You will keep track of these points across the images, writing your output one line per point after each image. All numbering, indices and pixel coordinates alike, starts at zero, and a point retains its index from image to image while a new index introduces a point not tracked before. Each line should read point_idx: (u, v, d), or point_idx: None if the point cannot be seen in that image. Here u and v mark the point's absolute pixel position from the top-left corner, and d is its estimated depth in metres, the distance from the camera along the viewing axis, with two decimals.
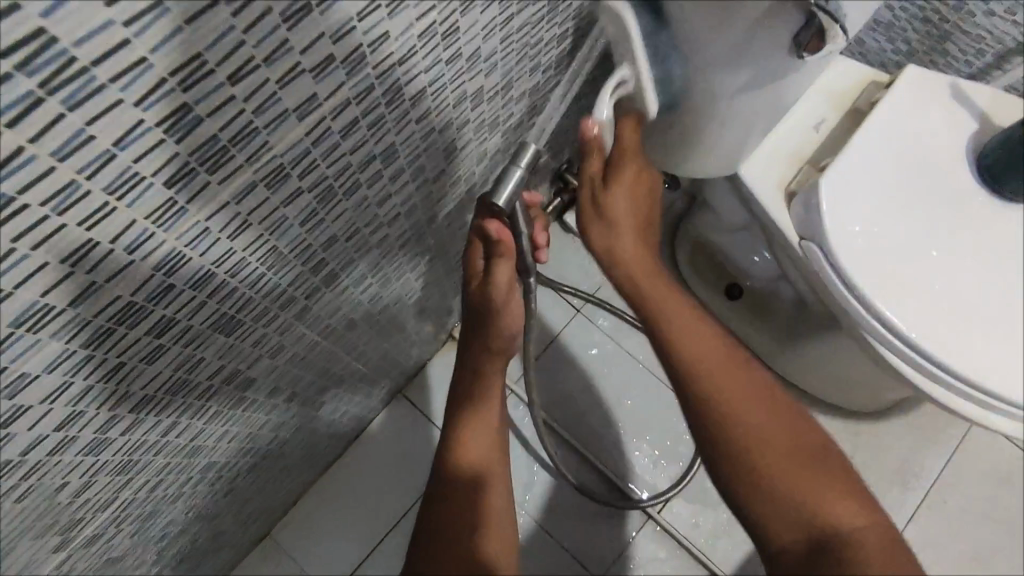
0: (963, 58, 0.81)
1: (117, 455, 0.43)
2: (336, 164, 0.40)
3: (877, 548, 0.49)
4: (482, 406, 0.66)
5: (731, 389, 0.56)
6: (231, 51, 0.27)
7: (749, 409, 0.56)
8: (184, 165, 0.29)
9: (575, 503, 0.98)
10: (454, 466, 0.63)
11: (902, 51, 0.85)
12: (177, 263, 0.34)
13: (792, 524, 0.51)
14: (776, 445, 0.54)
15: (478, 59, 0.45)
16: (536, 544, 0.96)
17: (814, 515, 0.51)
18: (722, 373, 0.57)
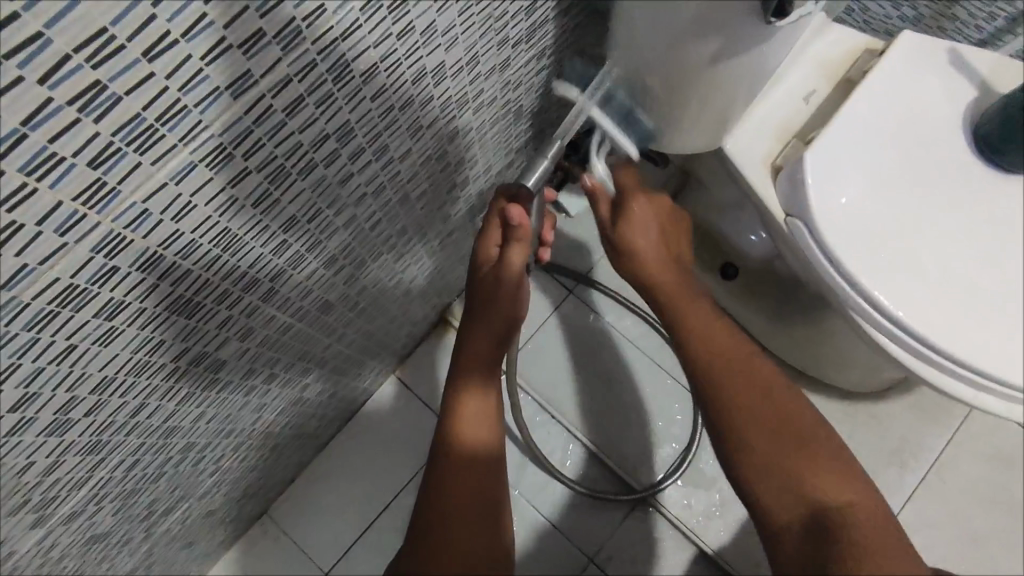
0: (974, 23, 0.77)
1: (84, 437, 0.44)
2: (285, 143, 0.40)
3: (866, 524, 0.52)
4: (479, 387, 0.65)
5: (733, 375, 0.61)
6: (141, 26, 0.26)
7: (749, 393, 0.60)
8: (108, 145, 0.29)
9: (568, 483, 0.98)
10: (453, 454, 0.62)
11: (909, 17, 0.80)
12: (119, 245, 0.34)
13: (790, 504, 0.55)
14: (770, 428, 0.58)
15: (434, 33, 0.44)
16: (529, 523, 0.96)
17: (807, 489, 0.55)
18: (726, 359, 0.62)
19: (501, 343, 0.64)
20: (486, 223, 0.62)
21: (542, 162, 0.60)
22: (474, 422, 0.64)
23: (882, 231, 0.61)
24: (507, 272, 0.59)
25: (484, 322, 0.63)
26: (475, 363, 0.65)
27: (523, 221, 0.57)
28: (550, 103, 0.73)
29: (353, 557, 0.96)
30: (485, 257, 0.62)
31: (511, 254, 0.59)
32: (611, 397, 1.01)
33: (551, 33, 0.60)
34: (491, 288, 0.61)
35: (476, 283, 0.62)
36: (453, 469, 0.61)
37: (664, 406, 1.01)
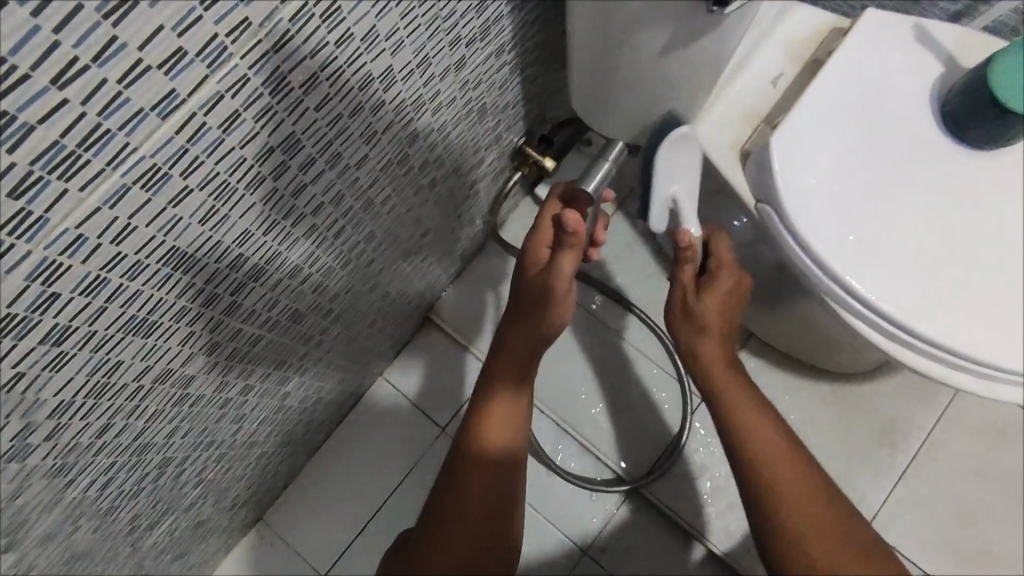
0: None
1: (48, 459, 0.44)
2: (227, 159, 0.39)
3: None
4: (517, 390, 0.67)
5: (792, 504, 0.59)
6: (45, 53, 0.26)
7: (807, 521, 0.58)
8: (27, 173, 0.29)
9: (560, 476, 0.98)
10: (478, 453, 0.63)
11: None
12: (55, 272, 0.34)
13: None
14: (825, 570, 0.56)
15: (377, 39, 0.44)
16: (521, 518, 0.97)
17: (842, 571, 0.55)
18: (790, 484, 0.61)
19: (538, 349, 0.67)
20: (539, 223, 0.62)
21: (604, 163, 0.66)
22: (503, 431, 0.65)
23: (851, 214, 0.60)
24: (555, 277, 0.59)
25: (525, 322, 0.65)
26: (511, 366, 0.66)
27: (577, 229, 0.55)
28: (516, 98, 0.72)
29: (348, 560, 0.96)
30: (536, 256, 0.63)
31: (560, 260, 0.59)
32: (599, 388, 1.00)
33: (508, 29, 0.59)
34: (538, 293, 0.62)
35: (525, 283, 0.63)
36: (470, 462, 0.63)
37: (650, 394, 1.00)
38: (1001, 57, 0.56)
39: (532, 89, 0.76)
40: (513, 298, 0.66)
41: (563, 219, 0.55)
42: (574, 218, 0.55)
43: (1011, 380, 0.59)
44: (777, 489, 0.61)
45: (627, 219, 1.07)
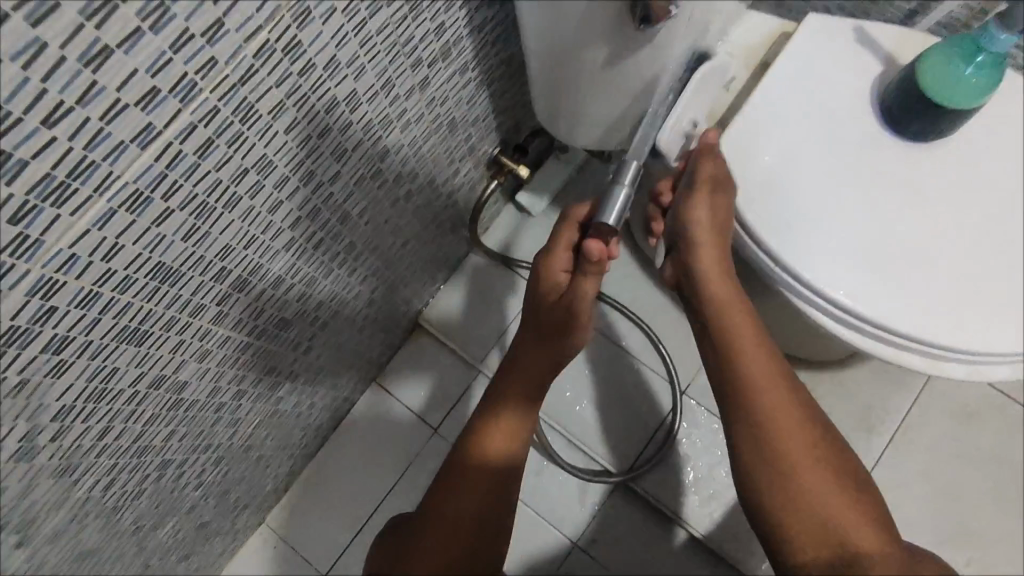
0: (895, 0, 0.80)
1: (53, 460, 0.48)
2: (204, 182, 0.43)
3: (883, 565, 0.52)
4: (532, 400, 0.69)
5: (799, 498, 0.56)
6: (35, 99, 0.31)
7: (823, 515, 0.55)
8: (24, 203, 0.33)
9: (549, 470, 1.01)
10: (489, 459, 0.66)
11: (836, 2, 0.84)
12: (52, 288, 0.38)
13: (816, 537, 0.54)
14: (835, 571, 0.53)
15: (338, 66, 0.48)
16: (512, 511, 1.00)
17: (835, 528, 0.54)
18: (801, 467, 0.56)
19: (553, 366, 0.69)
20: (554, 247, 0.64)
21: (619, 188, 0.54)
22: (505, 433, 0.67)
23: (802, 211, 0.63)
24: (580, 300, 0.63)
25: (546, 339, 0.67)
26: (523, 378, 0.69)
27: (601, 258, 0.59)
28: (486, 111, 0.76)
29: (348, 559, 1.00)
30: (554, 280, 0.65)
31: (583, 282, 0.62)
32: (586, 386, 1.03)
33: (469, 49, 0.63)
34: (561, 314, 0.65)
35: (546, 300, 0.66)
36: (470, 471, 0.65)
37: (637, 390, 1.03)
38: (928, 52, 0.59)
39: (503, 102, 0.80)
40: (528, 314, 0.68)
41: (589, 249, 0.58)
42: (600, 247, 0.57)
43: (965, 358, 0.62)
44: (766, 433, 0.58)
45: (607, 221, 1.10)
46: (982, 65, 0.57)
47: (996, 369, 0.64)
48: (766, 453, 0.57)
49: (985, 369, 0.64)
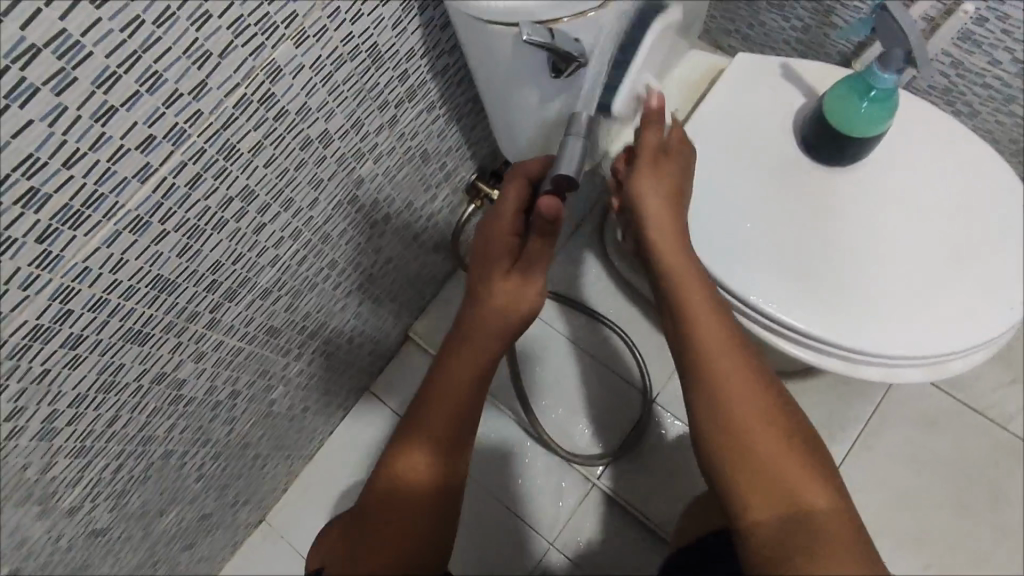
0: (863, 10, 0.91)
1: (69, 442, 0.57)
2: (195, 208, 0.53)
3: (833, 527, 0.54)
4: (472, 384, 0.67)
5: (761, 469, 0.57)
6: (57, 148, 0.40)
7: (780, 477, 0.56)
8: (47, 227, 0.43)
9: (530, 474, 1.08)
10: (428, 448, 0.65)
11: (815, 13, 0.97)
12: (69, 294, 0.47)
13: (771, 500, 0.56)
14: (791, 528, 0.54)
15: (309, 111, 0.57)
16: (493, 512, 1.08)
17: (787, 487, 0.56)
18: (760, 437, 0.58)
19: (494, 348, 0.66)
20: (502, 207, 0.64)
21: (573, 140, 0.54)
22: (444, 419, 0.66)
23: (726, 225, 0.70)
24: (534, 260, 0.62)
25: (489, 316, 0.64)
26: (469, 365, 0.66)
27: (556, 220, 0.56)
28: (459, 142, 0.85)
29: None
30: (505, 241, 0.64)
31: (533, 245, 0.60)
32: (565, 395, 1.09)
33: (434, 90, 0.73)
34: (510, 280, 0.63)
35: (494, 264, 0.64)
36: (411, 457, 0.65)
37: (615, 396, 1.09)
38: (833, 90, 0.66)
39: (477, 134, 0.89)
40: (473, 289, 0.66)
41: (542, 207, 0.54)
42: (554, 206, 0.54)
43: (874, 361, 0.68)
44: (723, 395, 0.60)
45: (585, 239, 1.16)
46: (875, 99, 0.63)
47: (907, 373, 0.69)
48: (727, 427, 0.59)
49: (894, 371, 0.69)
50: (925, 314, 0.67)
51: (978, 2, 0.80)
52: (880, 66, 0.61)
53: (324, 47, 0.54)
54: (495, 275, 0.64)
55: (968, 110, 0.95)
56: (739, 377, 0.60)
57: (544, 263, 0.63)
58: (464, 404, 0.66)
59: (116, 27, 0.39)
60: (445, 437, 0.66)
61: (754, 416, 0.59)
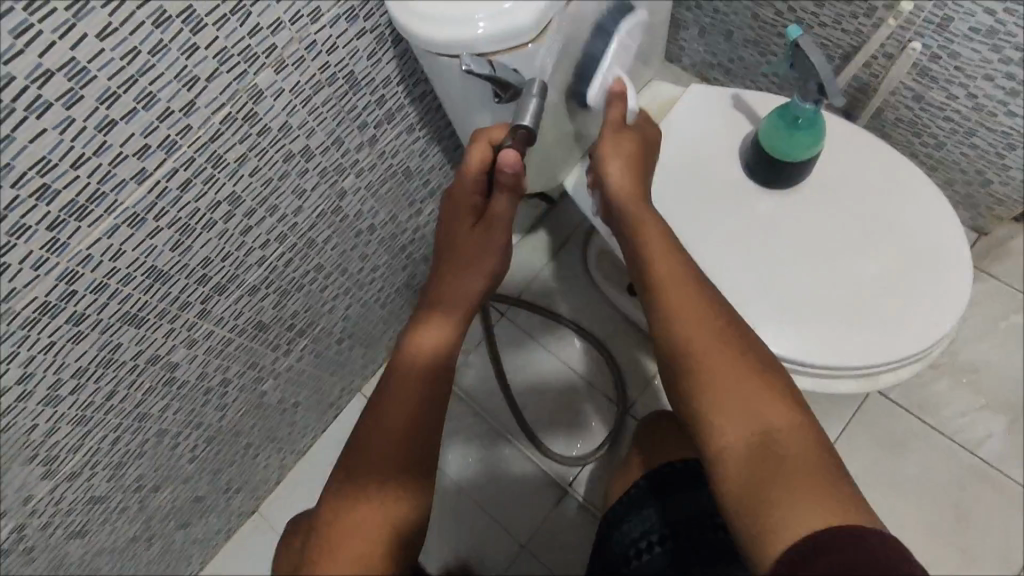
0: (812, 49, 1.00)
1: (72, 410, 0.66)
2: (186, 209, 0.61)
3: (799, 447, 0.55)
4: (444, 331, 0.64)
5: (727, 406, 0.58)
6: (67, 153, 0.49)
7: (751, 412, 0.57)
8: (56, 217, 0.52)
9: (518, 489, 1.14)
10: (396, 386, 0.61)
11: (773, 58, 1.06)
12: (74, 276, 0.56)
13: (741, 433, 0.57)
14: (762, 454, 0.55)
15: (290, 128, 0.66)
16: (489, 530, 1.13)
17: (755, 419, 0.57)
18: (727, 382, 0.59)
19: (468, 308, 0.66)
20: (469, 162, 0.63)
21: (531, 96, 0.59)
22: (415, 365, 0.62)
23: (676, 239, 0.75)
24: (497, 216, 0.64)
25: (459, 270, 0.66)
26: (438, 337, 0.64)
27: (517, 171, 0.60)
28: (442, 161, 0.93)
29: None
30: (469, 203, 0.65)
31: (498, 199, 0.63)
32: (545, 402, 1.15)
33: (413, 113, 0.81)
34: (475, 235, 0.65)
35: (456, 220, 0.66)
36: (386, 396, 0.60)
37: (589, 406, 1.14)
38: (764, 122, 0.72)
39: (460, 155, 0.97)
40: (440, 248, 0.68)
41: (502, 160, 0.60)
42: (513, 158, 0.59)
43: (810, 373, 0.71)
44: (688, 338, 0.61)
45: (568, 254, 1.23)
46: (802, 125, 0.70)
47: (842, 386, 0.73)
48: (697, 378, 0.60)
49: (831, 383, 0.73)
50: (859, 328, 0.70)
51: (926, 41, 0.85)
52: (800, 96, 0.68)
53: (303, 74, 0.63)
54: (461, 237, 0.66)
55: (934, 142, 0.98)
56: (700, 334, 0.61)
57: (508, 222, 0.65)
58: (440, 351, 0.63)
59: (117, 57, 0.48)
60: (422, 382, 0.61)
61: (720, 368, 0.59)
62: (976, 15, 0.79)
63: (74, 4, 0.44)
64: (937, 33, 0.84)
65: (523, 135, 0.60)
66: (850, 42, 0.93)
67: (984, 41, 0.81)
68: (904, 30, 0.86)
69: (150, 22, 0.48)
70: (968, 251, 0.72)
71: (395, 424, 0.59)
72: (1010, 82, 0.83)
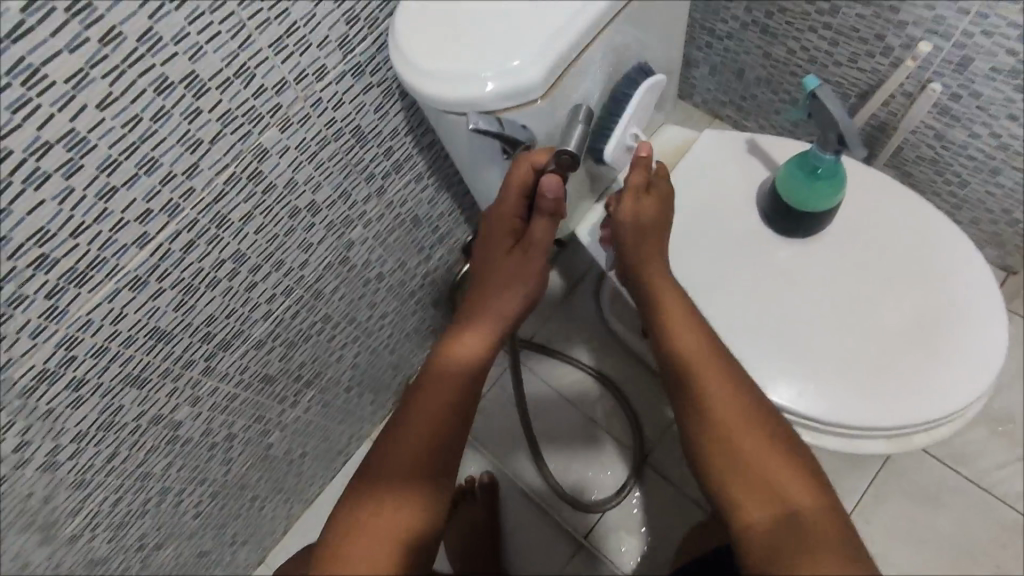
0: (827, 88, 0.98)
1: (71, 474, 0.64)
2: (189, 269, 0.60)
3: (819, 522, 0.52)
4: (452, 368, 0.60)
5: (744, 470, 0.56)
6: (66, 221, 0.48)
7: (769, 480, 0.55)
8: (55, 284, 0.51)
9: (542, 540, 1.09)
10: (404, 431, 0.57)
11: (788, 98, 1.04)
12: (74, 342, 0.55)
13: (760, 502, 0.54)
14: (778, 526, 0.53)
15: (297, 185, 0.65)
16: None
17: (774, 484, 0.55)
18: (746, 446, 0.57)
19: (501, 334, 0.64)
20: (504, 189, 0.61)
21: (577, 127, 0.58)
22: (428, 401, 0.58)
23: (692, 289, 0.72)
24: (536, 242, 0.62)
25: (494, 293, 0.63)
26: (459, 372, 0.60)
27: (558, 198, 0.59)
28: (451, 207, 0.92)
29: None
30: (507, 225, 0.63)
31: (537, 226, 0.62)
32: (557, 445, 1.10)
33: (421, 162, 0.80)
34: (512, 257, 0.63)
35: (495, 238, 0.64)
36: (395, 444, 0.57)
37: (603, 452, 1.09)
38: (782, 173, 0.70)
39: (470, 200, 0.95)
40: (478, 268, 0.66)
41: (543, 186, 0.58)
42: (555, 183, 0.58)
43: (836, 432, 0.67)
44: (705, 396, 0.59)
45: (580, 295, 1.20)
46: (822, 176, 0.67)
47: (870, 446, 0.68)
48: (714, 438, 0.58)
49: (858, 443, 0.68)
50: (887, 384, 0.66)
51: (946, 81, 0.83)
52: (820, 146, 0.66)
53: (309, 130, 0.62)
54: (500, 259, 0.63)
55: (957, 181, 0.95)
56: (720, 392, 0.59)
57: (546, 248, 0.63)
58: (458, 392, 0.59)
59: (118, 125, 0.47)
60: (437, 424, 0.58)
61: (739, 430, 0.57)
62: (998, 55, 0.77)
63: (74, 76, 0.43)
64: (958, 73, 0.81)
65: (567, 164, 0.58)
66: (869, 80, 0.90)
67: (1007, 81, 0.79)
68: (923, 70, 0.84)
69: (152, 90, 0.48)
70: (1000, 303, 0.69)
71: (402, 467, 0.56)
72: None
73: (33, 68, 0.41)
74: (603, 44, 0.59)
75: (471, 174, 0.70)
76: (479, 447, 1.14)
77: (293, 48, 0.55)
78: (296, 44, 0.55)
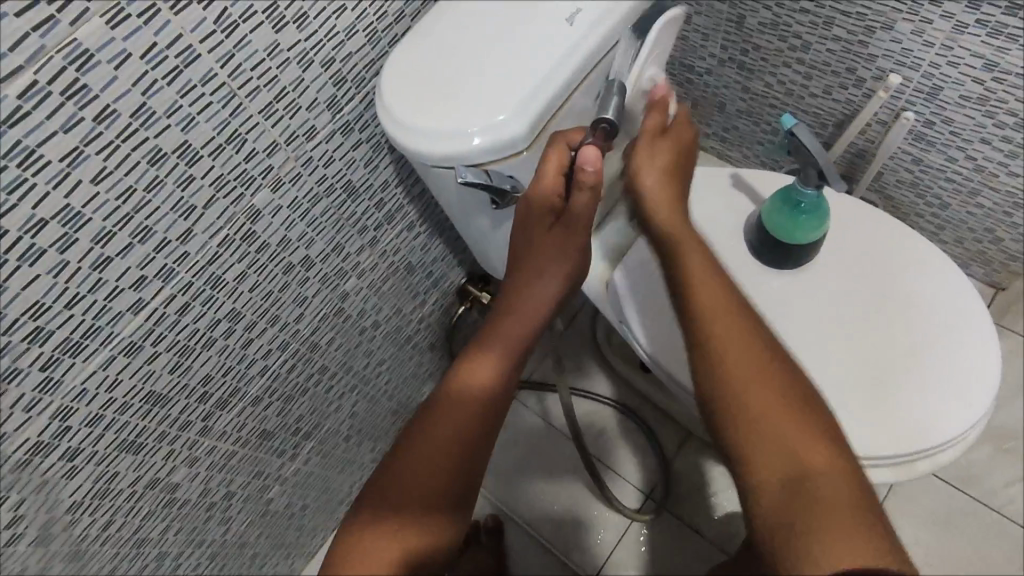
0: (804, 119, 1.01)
1: (66, 545, 0.63)
2: (185, 331, 0.60)
3: (830, 492, 0.48)
4: (477, 390, 0.56)
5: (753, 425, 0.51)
6: (61, 294, 0.49)
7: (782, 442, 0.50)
8: (50, 356, 0.50)
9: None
10: (416, 447, 0.53)
11: (768, 129, 1.07)
12: (69, 413, 0.55)
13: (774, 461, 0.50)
14: (791, 494, 0.48)
15: (290, 242, 0.66)
16: None
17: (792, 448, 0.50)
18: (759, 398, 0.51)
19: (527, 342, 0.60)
20: (543, 169, 0.57)
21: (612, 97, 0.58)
22: (446, 421, 0.54)
23: None
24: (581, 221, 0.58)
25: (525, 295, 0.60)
26: (477, 395, 0.56)
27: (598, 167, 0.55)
28: (444, 252, 0.93)
29: None
30: (547, 206, 0.58)
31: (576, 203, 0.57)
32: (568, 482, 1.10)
33: (412, 211, 0.81)
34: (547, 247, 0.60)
35: (528, 228, 0.60)
36: (409, 456, 0.53)
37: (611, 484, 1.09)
38: (767, 206, 0.72)
39: (462, 244, 0.96)
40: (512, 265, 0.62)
41: (583, 158, 0.55)
42: (594, 156, 0.55)
43: None
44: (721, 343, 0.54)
45: (576, 331, 1.20)
46: (806, 210, 0.69)
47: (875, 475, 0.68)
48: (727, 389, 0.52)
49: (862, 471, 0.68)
50: (886, 409, 0.66)
51: (917, 110, 0.86)
52: (802, 181, 0.68)
53: (301, 189, 0.63)
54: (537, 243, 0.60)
55: (938, 204, 0.97)
56: (737, 355, 0.53)
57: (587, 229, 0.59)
58: (479, 411, 0.55)
59: (113, 197, 0.48)
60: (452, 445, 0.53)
61: (756, 396, 0.51)
62: (965, 84, 0.80)
63: (69, 154, 0.44)
64: (929, 101, 0.84)
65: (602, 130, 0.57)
66: (844, 110, 0.93)
67: (975, 108, 0.81)
68: (896, 99, 0.87)
69: (145, 161, 0.49)
70: (991, 325, 0.69)
71: (411, 488, 0.51)
72: (1008, 145, 0.83)
73: (30, 149, 0.42)
74: (583, 95, 0.61)
75: (462, 223, 0.71)
76: (489, 490, 1.12)
77: (283, 112, 0.57)
78: (286, 108, 0.57)
